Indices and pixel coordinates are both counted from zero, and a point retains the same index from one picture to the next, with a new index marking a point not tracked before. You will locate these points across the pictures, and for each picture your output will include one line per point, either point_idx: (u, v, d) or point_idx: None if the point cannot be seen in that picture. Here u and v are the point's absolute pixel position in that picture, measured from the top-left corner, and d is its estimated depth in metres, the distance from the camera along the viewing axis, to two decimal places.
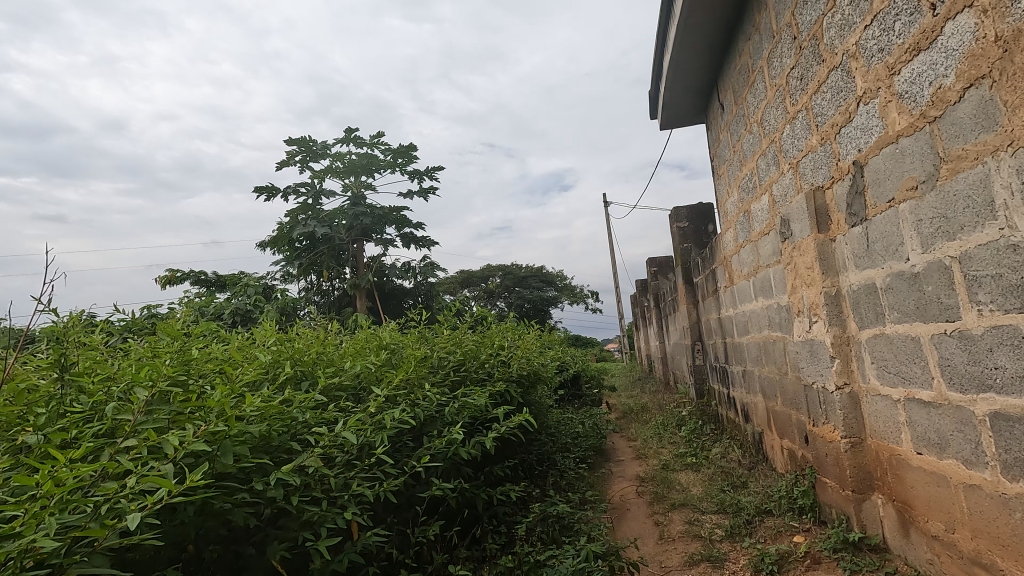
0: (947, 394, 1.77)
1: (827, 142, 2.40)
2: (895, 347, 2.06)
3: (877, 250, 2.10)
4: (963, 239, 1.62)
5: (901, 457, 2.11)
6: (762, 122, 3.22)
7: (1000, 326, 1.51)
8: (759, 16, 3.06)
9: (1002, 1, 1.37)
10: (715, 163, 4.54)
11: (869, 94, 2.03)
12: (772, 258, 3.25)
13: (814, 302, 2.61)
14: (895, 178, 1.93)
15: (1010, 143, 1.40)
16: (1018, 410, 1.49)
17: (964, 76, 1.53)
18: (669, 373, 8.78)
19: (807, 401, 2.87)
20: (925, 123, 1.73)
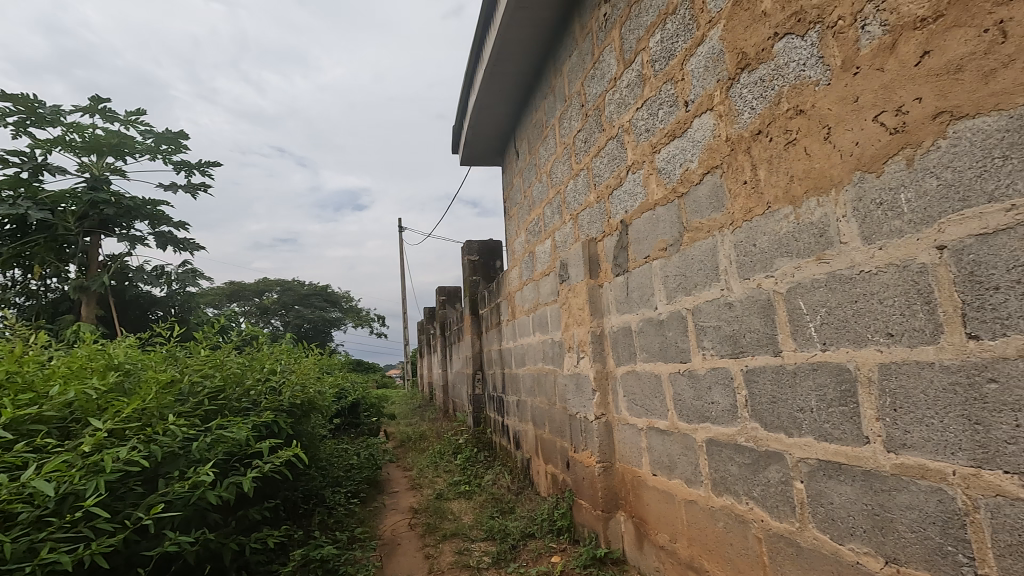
0: (678, 423, 2.11)
1: (602, 201, 2.74)
2: (642, 383, 2.39)
3: (634, 298, 2.44)
4: (695, 295, 1.97)
5: (640, 478, 2.44)
6: (551, 174, 3.56)
7: (717, 368, 1.85)
8: (555, 80, 3.40)
9: (732, 110, 1.73)
10: (507, 204, 4.85)
11: (637, 165, 2.38)
12: (550, 297, 3.56)
13: (582, 340, 2.92)
14: (651, 239, 2.28)
15: (731, 223, 1.76)
16: (725, 437, 1.83)
17: (704, 164, 1.89)
18: (449, 401, 8.95)
19: (570, 429, 3.16)
20: (675, 197, 2.09)
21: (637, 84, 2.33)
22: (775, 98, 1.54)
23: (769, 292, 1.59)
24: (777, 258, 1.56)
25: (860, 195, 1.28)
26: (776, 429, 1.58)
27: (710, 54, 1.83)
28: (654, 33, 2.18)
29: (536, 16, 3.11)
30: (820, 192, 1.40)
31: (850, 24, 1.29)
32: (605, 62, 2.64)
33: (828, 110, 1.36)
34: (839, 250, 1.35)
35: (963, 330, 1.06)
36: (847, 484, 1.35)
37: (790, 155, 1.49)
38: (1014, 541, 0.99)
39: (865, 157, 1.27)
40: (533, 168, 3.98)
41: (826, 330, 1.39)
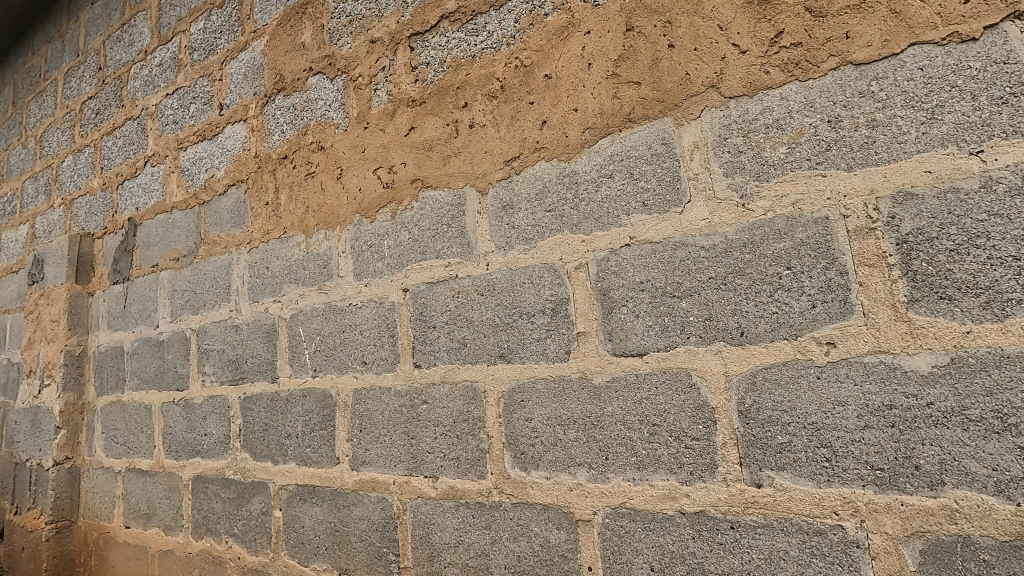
0: (163, 461, 1.82)
1: (107, 190, 2.22)
2: (127, 415, 1.98)
3: (132, 312, 2.03)
4: (203, 314, 1.78)
5: (109, 534, 1.98)
6: (41, 141, 2.69)
7: (215, 397, 1.69)
8: (67, 25, 2.64)
9: (263, 127, 1.69)
10: None
11: (157, 157, 2.03)
12: (12, 302, 2.62)
13: (50, 362, 2.23)
14: (161, 246, 1.96)
15: (249, 242, 1.67)
16: (213, 472, 1.67)
17: (230, 175, 1.76)
18: None
19: (14, 484, 2.33)
20: (196, 203, 1.86)
21: (170, 68, 2.02)
22: (302, 128, 1.58)
23: (274, 317, 1.57)
24: (285, 283, 1.56)
25: (357, 235, 1.42)
26: (264, 458, 1.54)
27: (250, 64, 1.75)
28: (197, 19, 1.95)
29: None
30: (327, 226, 1.48)
31: (366, 83, 1.45)
32: (135, 28, 2.21)
33: (343, 153, 1.48)
34: (335, 282, 1.44)
35: (411, 360, 1.28)
36: (316, 506, 1.41)
37: (308, 185, 1.54)
38: (424, 533, 1.21)
39: (364, 203, 1.42)
40: (15, 126, 2.93)
41: (317, 357, 1.46)
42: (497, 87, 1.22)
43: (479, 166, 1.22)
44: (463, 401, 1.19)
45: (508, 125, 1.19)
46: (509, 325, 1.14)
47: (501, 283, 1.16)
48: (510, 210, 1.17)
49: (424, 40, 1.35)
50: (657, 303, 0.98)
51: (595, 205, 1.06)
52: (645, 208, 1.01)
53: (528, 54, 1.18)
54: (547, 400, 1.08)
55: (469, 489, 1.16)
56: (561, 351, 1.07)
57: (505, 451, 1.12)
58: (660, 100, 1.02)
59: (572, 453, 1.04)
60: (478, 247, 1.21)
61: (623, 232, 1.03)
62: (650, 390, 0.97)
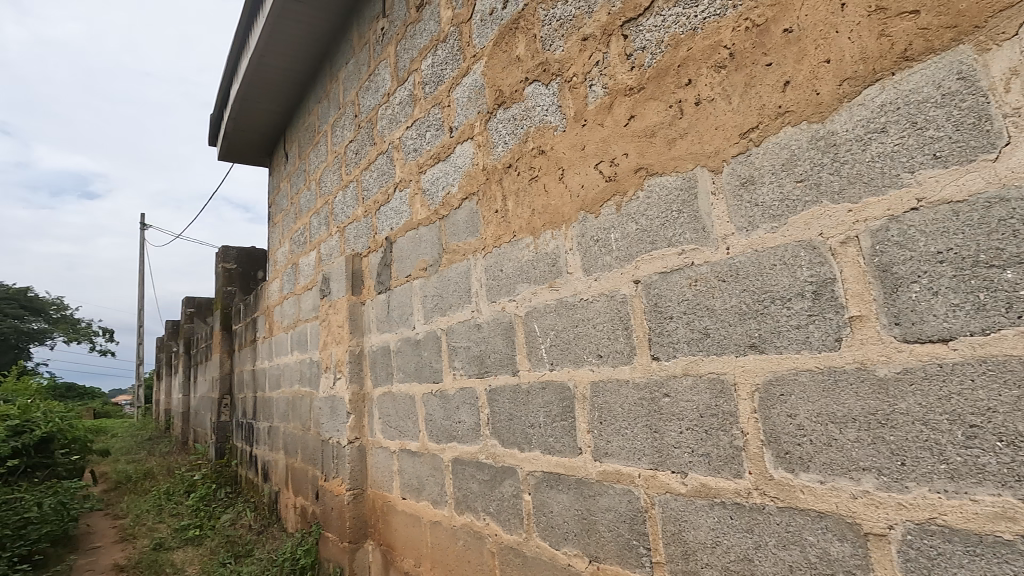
0: (427, 444, 2.10)
1: (369, 216, 2.66)
2: (397, 404, 2.34)
3: (394, 317, 2.39)
4: (450, 316, 2.00)
5: (390, 503, 2.36)
6: (320, 182, 3.34)
7: (465, 388, 1.90)
8: (330, 85, 3.23)
9: (489, 142, 1.83)
10: (272, 210, 4.41)
11: (404, 183, 2.36)
12: (310, 313, 3.31)
13: (340, 359, 2.75)
14: (412, 258, 2.27)
15: (483, 248, 1.84)
16: (468, 455, 1.87)
17: (464, 190, 1.95)
18: (188, 430, 7.65)
19: (322, 456, 2.94)
20: (437, 218, 2.11)
21: (408, 104, 2.33)
22: (523, 136, 1.67)
23: (510, 315, 1.70)
24: (518, 283, 1.67)
25: (583, 231, 1.45)
26: (511, 445, 1.67)
27: (473, 86, 1.92)
28: (426, 56, 2.21)
29: (311, 14, 2.92)
30: (554, 226, 1.54)
31: (582, 81, 1.47)
32: (380, 76, 2.60)
33: (563, 154, 1.52)
34: (565, 279, 1.49)
35: (648, 353, 1.25)
36: (563, 493, 1.48)
37: (533, 189, 1.62)
38: (676, 530, 1.18)
39: (588, 199, 1.44)
40: (301, 173, 3.69)
41: (553, 351, 1.53)
42: (726, 56, 1.12)
43: (711, 143, 1.14)
44: (710, 394, 1.12)
45: (742, 94, 1.09)
46: (759, 312, 1.04)
47: (746, 267, 1.07)
48: (751, 186, 1.07)
49: (638, 25, 1.32)
50: (967, 277, 0.80)
51: (863, 167, 0.91)
52: (937, 163, 0.83)
53: (761, 11, 1.07)
54: (814, 395, 0.96)
55: (725, 488, 1.09)
56: (829, 339, 0.94)
57: (765, 450, 1.03)
58: (951, 25, 0.82)
59: (853, 456, 0.91)
60: (715, 231, 1.13)
61: (907, 194, 0.86)
62: (964, 383, 0.79)
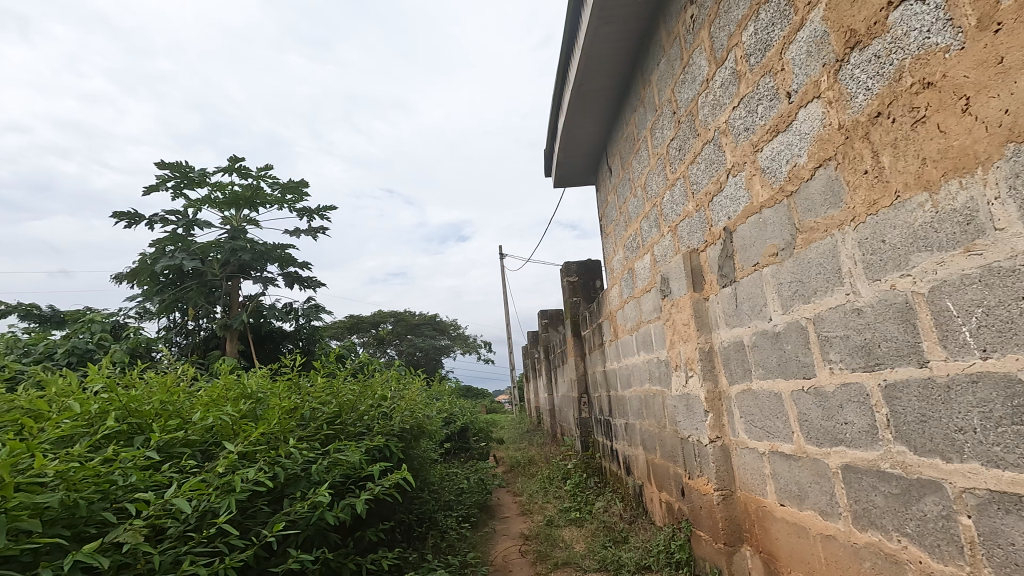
0: (806, 447, 1.89)
1: (702, 209, 2.59)
2: (760, 403, 2.18)
3: (744, 309, 2.26)
4: (815, 302, 1.77)
5: (766, 508, 2.21)
6: (646, 187, 3.44)
7: (849, 384, 1.63)
8: (644, 91, 3.32)
9: (843, 94, 1.56)
10: (603, 223, 4.75)
11: (737, 167, 2.22)
12: (653, 314, 3.41)
13: (690, 357, 2.74)
14: (759, 244, 2.10)
15: (853, 219, 1.56)
16: (864, 463, 1.60)
17: (815, 157, 1.71)
18: (556, 424, 8.82)
19: (683, 453, 2.96)
20: (784, 196, 1.91)
21: (731, 82, 2.20)
22: (895, 74, 1.37)
23: (905, 294, 1.39)
24: (913, 254, 1.35)
25: (1018, 171, 1.08)
26: (929, 454, 1.35)
27: (811, 37, 1.67)
28: (747, 26, 2.05)
29: (620, 29, 3.05)
30: (963, 173, 1.20)
31: None
32: (695, 64, 2.53)
33: (964, 79, 1.18)
34: (995, 238, 1.13)
35: None
36: None
37: (920, 134, 1.30)
38: None
39: (1020, 126, 1.07)
40: (627, 183, 3.87)
41: (985, 334, 1.18)
42: None
43: None
44: None
45: None
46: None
47: None
48: None
49: None
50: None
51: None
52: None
53: None
54: None
55: None
56: None
57: None
58: None
59: None
60: None
61: None
62: None
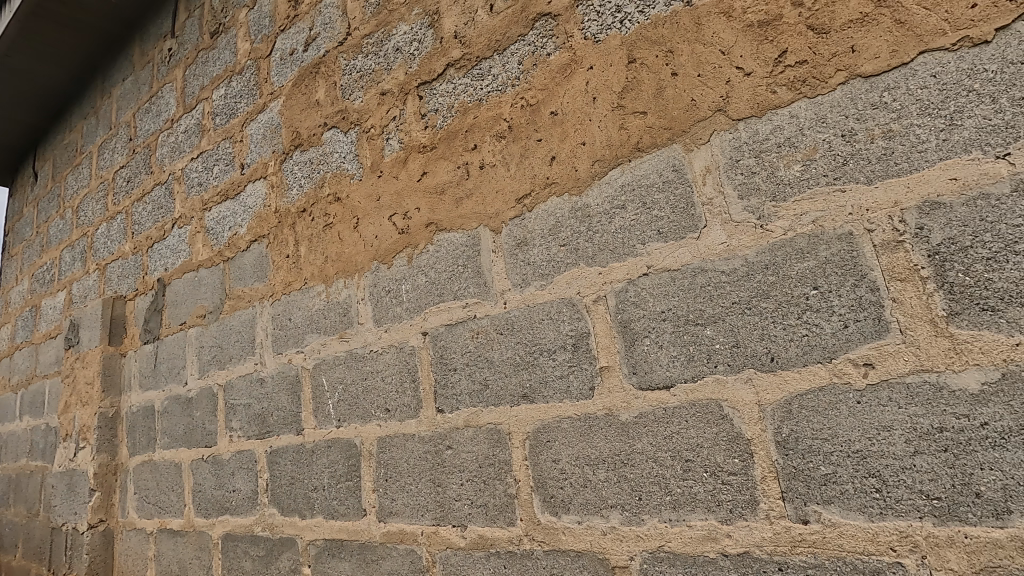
0: (193, 520, 1.81)
1: (138, 253, 2.30)
2: (158, 475, 1.99)
3: (162, 370, 2.06)
4: (229, 369, 1.79)
5: None
6: (78, 210, 2.82)
7: (242, 451, 1.69)
8: (100, 101, 2.79)
9: (282, 183, 1.73)
10: (9, 240, 3.58)
11: (183, 219, 2.10)
12: (50, 368, 2.71)
13: (86, 424, 2.26)
14: (189, 303, 2.00)
15: (271, 295, 1.70)
16: (241, 529, 1.65)
17: (252, 231, 1.80)
18: None
19: (52, 549, 2.33)
20: (220, 260, 1.91)
21: (195, 133, 2.11)
22: (319, 181, 1.62)
23: (297, 368, 1.58)
24: (307, 333, 1.57)
25: (375, 282, 1.43)
26: (291, 513, 1.52)
27: (268, 124, 1.81)
28: (219, 86, 2.04)
29: (78, 18, 2.53)
30: (346, 274, 1.49)
31: (379, 133, 1.49)
32: (163, 99, 2.32)
33: (358, 203, 1.50)
34: (356, 329, 1.44)
35: (433, 405, 1.26)
36: (345, 561, 1.37)
37: (326, 236, 1.56)
38: None
39: (380, 250, 1.43)
40: (54, 198, 3.09)
41: (340, 406, 1.45)
42: (505, 127, 1.23)
43: (492, 205, 1.23)
44: (488, 444, 1.16)
45: (517, 163, 1.20)
46: (683, 353, 0.95)
47: (519, 321, 1.15)
48: (524, 247, 1.16)
49: (432, 88, 1.39)
50: (793, 308, 0.86)
51: (648, 222, 1.01)
52: (696, 221, 0.96)
53: (533, 93, 1.19)
54: (573, 440, 1.05)
55: (499, 537, 1.12)
56: (585, 388, 1.05)
57: (533, 495, 1.09)
58: (667, 127, 1.01)
59: (604, 495, 1.00)
60: (494, 286, 1.20)
61: (640, 262, 1.01)
62: (680, 424, 0.94)
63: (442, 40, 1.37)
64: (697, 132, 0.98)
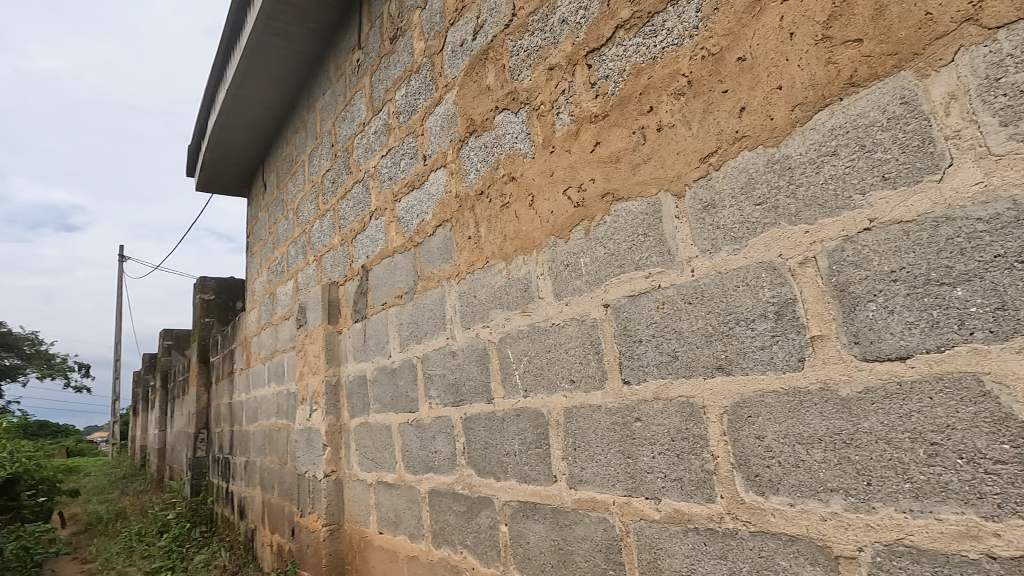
0: (404, 475, 2.06)
1: (345, 244, 2.64)
2: (373, 435, 2.29)
3: (370, 345, 2.36)
4: (425, 343, 1.98)
5: (367, 538, 2.28)
6: (297, 211, 3.33)
7: (441, 417, 1.87)
8: (307, 115, 3.24)
9: (461, 169, 1.84)
10: (250, 240, 4.38)
11: (379, 211, 2.35)
12: (287, 344, 3.28)
13: (316, 390, 2.69)
14: (388, 286, 2.25)
15: (457, 275, 1.83)
16: (444, 486, 1.83)
17: (437, 217, 1.95)
18: (166, 466, 7.41)
19: (299, 491, 2.84)
20: (412, 245, 2.11)
21: (383, 132, 2.34)
22: (494, 164, 1.69)
23: (485, 342, 1.69)
24: (491, 309, 1.67)
25: (554, 257, 1.45)
26: (487, 475, 1.64)
27: (445, 114, 1.94)
28: (400, 86, 2.23)
29: (288, 46, 2.95)
30: (525, 251, 1.54)
31: (549, 109, 1.50)
32: (355, 106, 2.61)
33: (533, 181, 1.54)
34: (537, 304, 1.49)
35: (619, 377, 1.25)
36: (539, 523, 1.45)
37: (504, 216, 1.63)
38: (651, 558, 1.16)
39: (557, 225, 1.45)
40: (279, 203, 3.68)
41: (527, 377, 1.51)
42: (684, 83, 1.15)
43: (672, 169, 1.16)
44: (680, 417, 1.12)
45: (700, 120, 1.11)
46: (923, 319, 0.81)
47: (709, 289, 1.08)
48: (712, 210, 1.08)
49: (601, 54, 1.35)
50: None
51: (869, 168, 0.87)
52: (936, 160, 0.80)
53: (716, 40, 1.09)
54: (781, 416, 0.96)
55: (698, 513, 1.08)
56: (792, 359, 0.95)
57: (734, 473, 1.03)
58: (892, 52, 0.85)
59: (822, 477, 0.90)
60: (679, 253, 1.14)
61: (860, 215, 0.87)
62: (922, 401, 0.80)
63: (610, 2, 1.32)
64: (935, 52, 0.81)
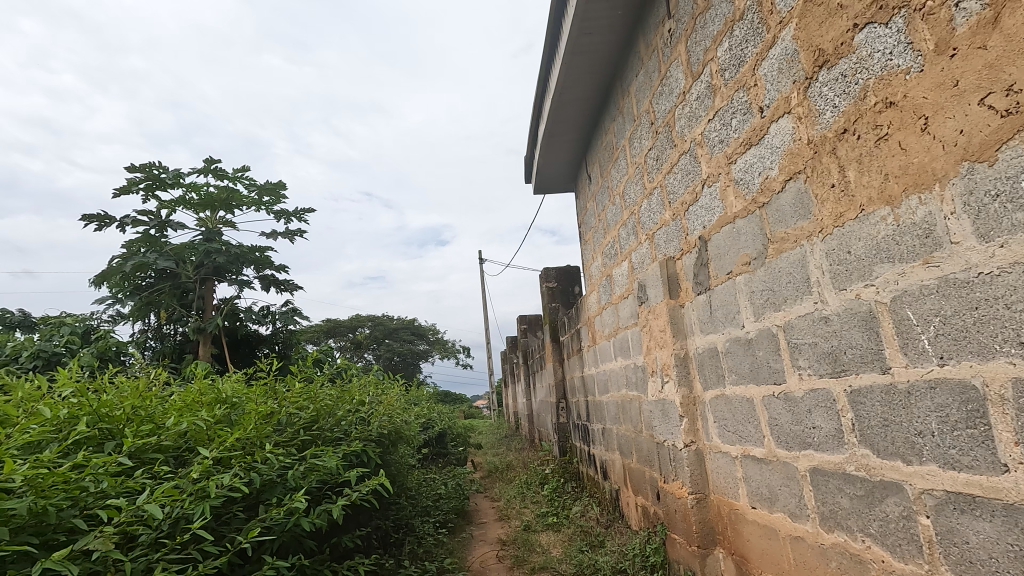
0: (776, 450, 1.94)
1: (678, 218, 2.64)
2: (732, 407, 2.24)
3: (718, 316, 2.31)
4: (786, 310, 1.83)
5: (739, 511, 2.24)
6: (624, 195, 3.50)
7: (816, 390, 1.69)
8: (623, 101, 3.36)
9: (812, 111, 1.62)
10: (582, 230, 4.81)
11: (712, 178, 2.27)
12: (630, 321, 3.49)
13: (666, 363, 2.78)
14: (732, 254, 2.16)
15: (821, 231, 1.62)
16: (831, 465, 1.65)
17: (786, 170, 1.77)
18: (535, 429, 8.84)
19: (659, 458, 2.99)
20: (757, 207, 1.96)
21: (707, 95, 2.25)
22: (861, 92, 1.42)
23: (869, 303, 1.45)
24: (875, 264, 1.42)
25: (971, 188, 1.14)
26: (891, 457, 1.41)
27: (783, 55, 1.73)
28: (722, 42, 2.10)
29: (600, 40, 3.11)
30: (920, 189, 1.26)
31: (941, 2, 1.18)
32: (672, 77, 2.58)
33: (924, 99, 1.24)
34: (949, 251, 1.20)
35: None
36: (984, 521, 1.16)
37: (882, 151, 1.36)
38: None
39: (973, 146, 1.13)
40: (605, 191, 3.94)
41: (942, 342, 1.24)
42: None
43: None
44: None
45: None
46: None
47: None
48: None
49: None
50: None
51: None
52: None
53: None
54: None
55: None
56: None
57: None
58: None
59: None
60: None
61: None
62: None
63: None
64: None
